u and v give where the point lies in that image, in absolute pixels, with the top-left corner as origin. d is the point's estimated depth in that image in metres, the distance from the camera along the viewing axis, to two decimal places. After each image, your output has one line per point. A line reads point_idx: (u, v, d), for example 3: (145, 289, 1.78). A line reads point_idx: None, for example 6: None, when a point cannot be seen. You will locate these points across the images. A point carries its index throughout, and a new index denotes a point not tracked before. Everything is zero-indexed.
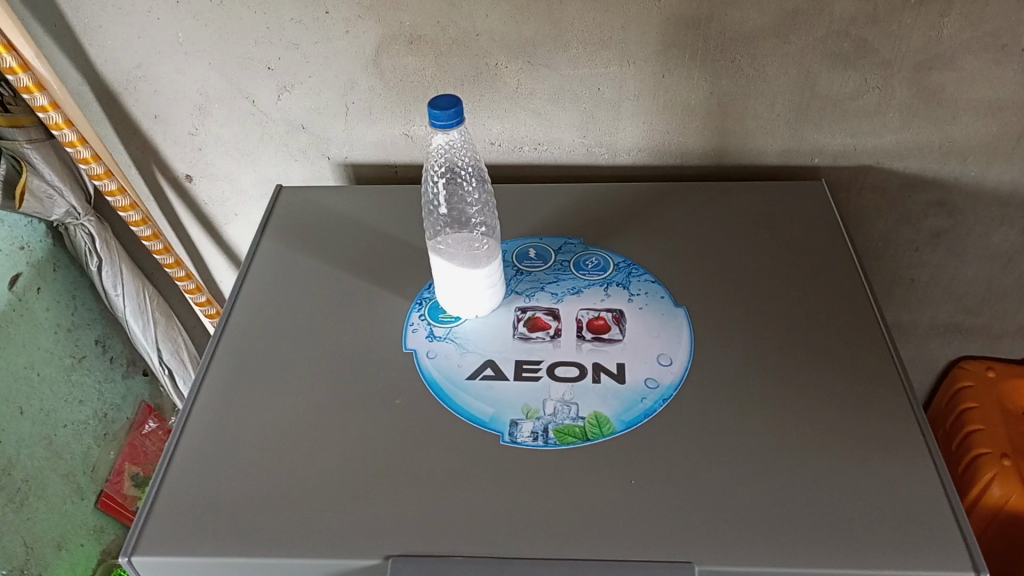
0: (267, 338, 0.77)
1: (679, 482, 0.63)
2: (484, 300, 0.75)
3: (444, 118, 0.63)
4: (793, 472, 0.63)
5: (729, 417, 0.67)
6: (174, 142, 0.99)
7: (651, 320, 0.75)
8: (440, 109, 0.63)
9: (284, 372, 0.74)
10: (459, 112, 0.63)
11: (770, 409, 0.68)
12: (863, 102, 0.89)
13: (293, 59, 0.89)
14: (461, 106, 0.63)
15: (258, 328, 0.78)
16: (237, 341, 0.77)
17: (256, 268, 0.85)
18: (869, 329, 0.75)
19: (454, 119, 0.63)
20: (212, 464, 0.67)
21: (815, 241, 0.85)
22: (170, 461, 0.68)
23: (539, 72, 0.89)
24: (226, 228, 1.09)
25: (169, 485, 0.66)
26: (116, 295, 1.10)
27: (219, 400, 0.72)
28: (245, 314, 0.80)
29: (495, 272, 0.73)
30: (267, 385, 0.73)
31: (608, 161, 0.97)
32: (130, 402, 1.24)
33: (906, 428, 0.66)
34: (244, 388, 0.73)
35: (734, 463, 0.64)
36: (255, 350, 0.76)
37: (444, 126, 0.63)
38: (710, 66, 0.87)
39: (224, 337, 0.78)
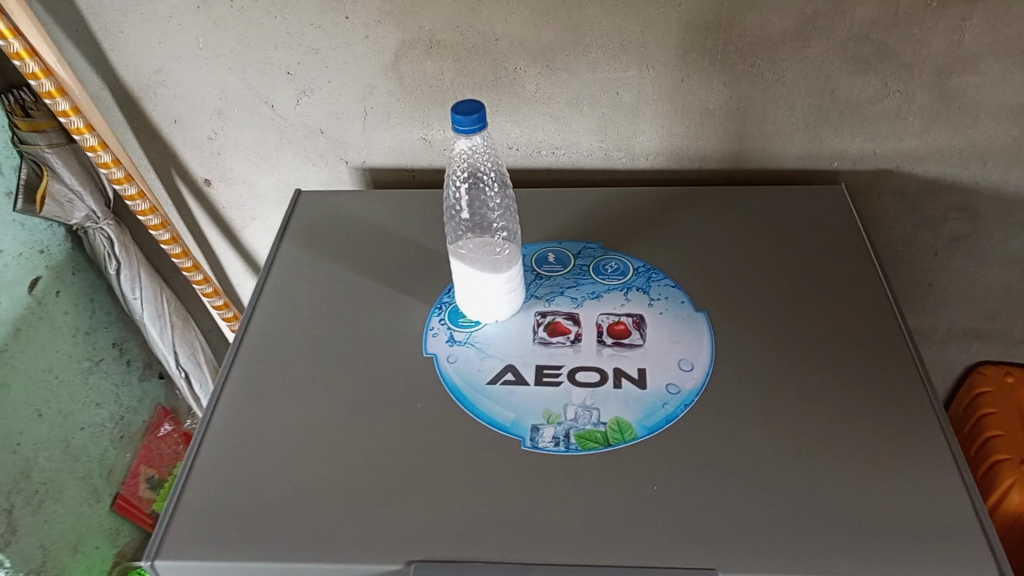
0: (287, 342, 0.78)
1: (703, 489, 0.62)
2: (504, 303, 0.75)
3: (468, 122, 0.63)
4: (817, 479, 0.63)
5: (752, 423, 0.67)
6: (193, 146, 0.99)
7: (672, 325, 0.75)
8: (465, 115, 0.63)
9: (305, 376, 0.74)
10: (483, 118, 0.64)
11: (792, 415, 0.68)
12: (884, 106, 0.88)
13: (312, 64, 0.90)
14: (483, 111, 0.64)
15: (278, 333, 0.78)
16: (257, 345, 0.78)
17: (276, 272, 0.85)
18: (892, 335, 0.74)
19: (477, 126, 0.63)
20: (234, 469, 0.67)
21: (836, 246, 0.85)
22: (192, 466, 0.68)
23: (558, 76, 0.89)
24: (244, 232, 1.09)
25: (191, 490, 0.66)
26: (134, 299, 1.10)
27: (240, 405, 0.72)
28: (265, 319, 0.80)
29: (515, 277, 0.73)
30: (288, 390, 0.73)
31: (626, 166, 0.97)
32: (146, 405, 1.25)
33: (931, 435, 0.66)
34: (265, 392, 0.73)
35: (758, 469, 0.64)
36: (275, 355, 0.76)
37: (468, 132, 0.64)
38: (729, 71, 0.87)
39: (245, 342, 0.78)
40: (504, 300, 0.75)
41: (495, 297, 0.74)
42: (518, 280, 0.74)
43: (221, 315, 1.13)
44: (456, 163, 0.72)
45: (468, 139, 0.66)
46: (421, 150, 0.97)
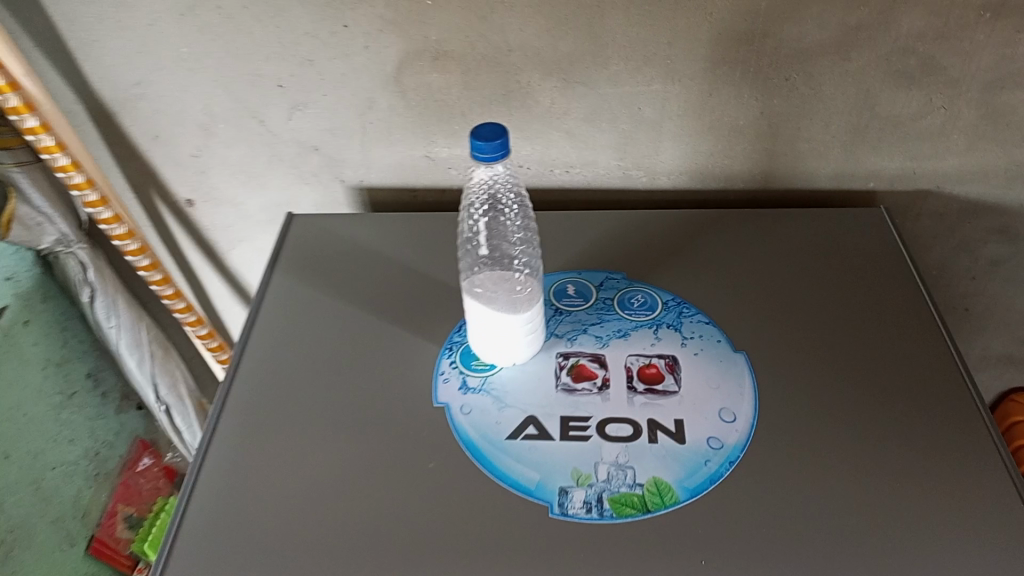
0: (283, 388, 0.70)
1: (756, 562, 0.55)
2: (523, 346, 0.67)
3: (488, 149, 0.56)
4: (882, 548, 0.56)
5: (805, 480, 0.60)
6: (174, 164, 0.91)
7: (709, 369, 0.68)
8: (485, 139, 0.56)
9: (303, 427, 0.66)
10: (506, 143, 0.57)
11: (849, 473, 0.61)
12: (926, 124, 0.82)
13: (306, 76, 0.82)
14: (507, 136, 0.57)
15: (272, 377, 0.71)
16: (250, 390, 0.70)
17: (268, 308, 0.77)
18: (949, 378, 0.68)
19: (498, 152, 0.56)
20: (224, 538, 0.59)
21: (878, 277, 0.78)
22: (177, 534, 0.60)
23: (575, 90, 0.82)
24: (230, 255, 1.01)
25: (175, 563, 0.58)
26: (110, 327, 1.01)
27: (231, 460, 0.64)
28: (257, 360, 0.72)
29: (535, 316, 0.65)
30: (284, 443, 0.65)
31: (646, 186, 0.90)
32: (123, 438, 1.17)
33: (1004, 496, 0.59)
34: (261, 437, 0.66)
35: (816, 537, 0.57)
36: (269, 401, 0.69)
37: (488, 159, 0.57)
38: (762, 84, 0.80)
39: (235, 386, 0.70)
40: (523, 344, 0.67)
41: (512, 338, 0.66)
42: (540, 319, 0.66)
43: (206, 344, 1.05)
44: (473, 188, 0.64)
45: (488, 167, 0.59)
46: (424, 169, 0.90)
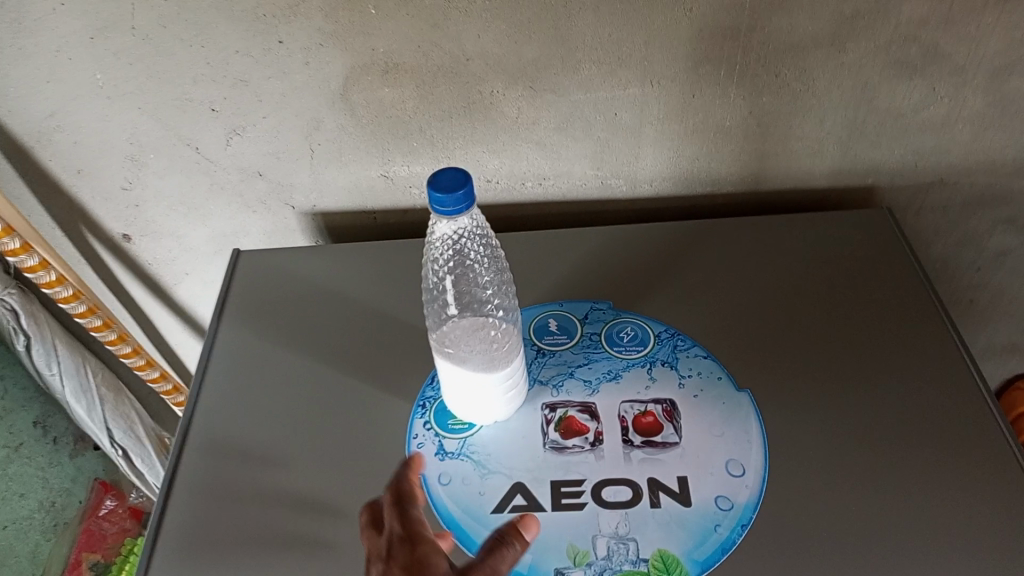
0: (238, 462, 0.63)
1: None
2: (504, 405, 0.60)
3: (449, 203, 0.49)
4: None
5: (827, 542, 0.54)
6: (104, 199, 0.82)
7: (711, 414, 0.61)
8: (445, 192, 0.49)
9: (265, 509, 0.59)
10: (470, 193, 0.50)
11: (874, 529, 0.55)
12: (929, 114, 0.75)
13: (241, 97, 0.73)
14: (471, 185, 0.50)
15: (225, 449, 0.63)
16: (200, 468, 0.62)
17: (216, 366, 0.70)
18: (972, 404, 0.62)
19: (461, 206, 0.50)
20: None
21: (885, 286, 0.72)
22: None
23: (543, 99, 0.73)
24: (177, 289, 0.92)
25: None
26: (53, 375, 0.93)
27: (185, 557, 0.57)
28: (207, 430, 0.65)
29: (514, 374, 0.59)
30: (244, 531, 0.58)
31: (626, 195, 0.82)
32: (82, 483, 1.09)
33: None
34: (219, 512, 0.60)
35: None
36: (223, 480, 0.61)
37: (452, 214, 0.50)
38: (750, 82, 0.72)
39: (183, 463, 0.63)
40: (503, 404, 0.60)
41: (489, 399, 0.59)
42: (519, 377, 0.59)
43: (147, 377, 0.96)
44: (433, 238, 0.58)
45: (450, 218, 0.53)
46: (382, 190, 0.81)
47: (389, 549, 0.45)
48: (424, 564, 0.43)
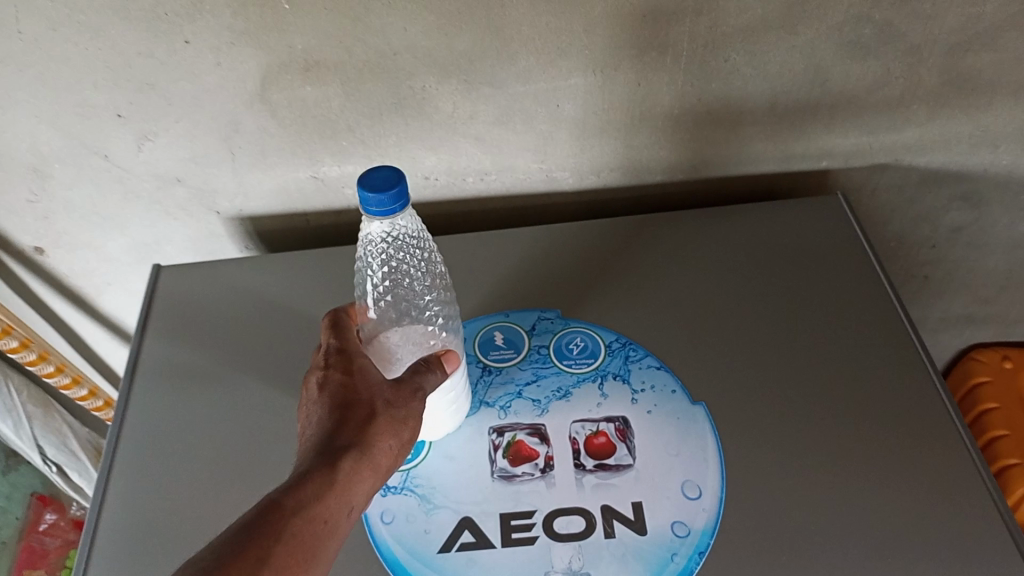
0: (167, 472, 0.65)
1: None
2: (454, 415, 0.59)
3: (380, 203, 0.46)
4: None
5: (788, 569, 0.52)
6: (9, 212, 0.76)
7: (666, 432, 0.59)
8: (371, 190, 0.46)
9: (195, 512, 0.62)
10: (402, 194, 0.47)
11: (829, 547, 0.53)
12: (884, 94, 0.71)
13: (149, 102, 0.67)
14: (403, 184, 0.47)
15: (153, 460, 0.66)
16: (127, 481, 0.65)
17: (139, 381, 0.72)
18: (930, 407, 0.60)
19: (388, 206, 0.46)
20: None
21: (843, 278, 0.69)
22: None
23: (479, 92, 0.68)
24: (101, 299, 0.87)
25: None
26: None
27: (117, 567, 0.60)
28: (133, 444, 0.68)
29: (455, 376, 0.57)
30: (178, 532, 0.62)
31: (573, 187, 0.78)
32: (18, 499, 1.04)
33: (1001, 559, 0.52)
34: (150, 518, 0.63)
35: None
36: (152, 493, 0.64)
37: (382, 215, 0.47)
38: (698, 68, 0.68)
39: (111, 476, 0.66)
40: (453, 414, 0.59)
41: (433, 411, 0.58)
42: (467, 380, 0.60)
43: (72, 395, 0.94)
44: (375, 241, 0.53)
45: (388, 220, 0.50)
46: (313, 192, 0.76)
47: (326, 360, 0.53)
48: (364, 372, 0.52)
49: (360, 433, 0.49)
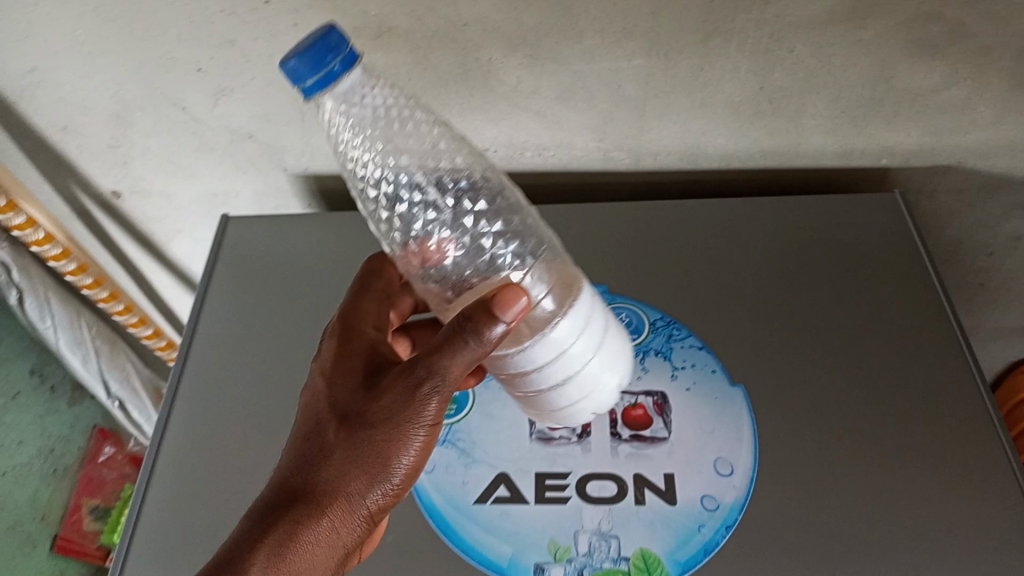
0: (227, 402, 0.71)
1: None
2: (614, 364, 0.50)
3: (304, 73, 0.44)
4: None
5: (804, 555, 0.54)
6: (91, 156, 0.80)
7: (702, 409, 0.60)
8: (296, 59, 0.43)
9: (250, 442, 0.68)
10: (327, 48, 0.43)
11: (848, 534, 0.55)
12: (950, 95, 0.71)
13: (229, 58, 0.70)
14: (321, 42, 0.43)
15: (215, 389, 0.72)
16: (191, 405, 0.71)
17: (207, 313, 0.77)
18: (968, 408, 0.61)
19: (317, 70, 0.43)
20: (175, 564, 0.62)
21: (892, 277, 0.69)
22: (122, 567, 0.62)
23: (544, 68, 0.70)
24: (170, 246, 0.92)
25: None
26: (46, 328, 0.93)
27: (176, 482, 0.66)
28: (198, 370, 0.73)
29: (580, 330, 0.47)
30: (232, 459, 0.67)
31: (629, 167, 0.80)
32: (79, 431, 1.12)
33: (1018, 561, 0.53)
34: (208, 445, 0.68)
35: None
36: (212, 420, 0.70)
37: (319, 85, 0.44)
38: (761, 57, 0.68)
39: (177, 399, 0.71)
40: (615, 357, 0.50)
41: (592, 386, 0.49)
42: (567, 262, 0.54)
43: (139, 333, 1.00)
44: (348, 140, 0.51)
45: (334, 92, 0.47)
46: None
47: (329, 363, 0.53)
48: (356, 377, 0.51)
49: (332, 462, 0.48)
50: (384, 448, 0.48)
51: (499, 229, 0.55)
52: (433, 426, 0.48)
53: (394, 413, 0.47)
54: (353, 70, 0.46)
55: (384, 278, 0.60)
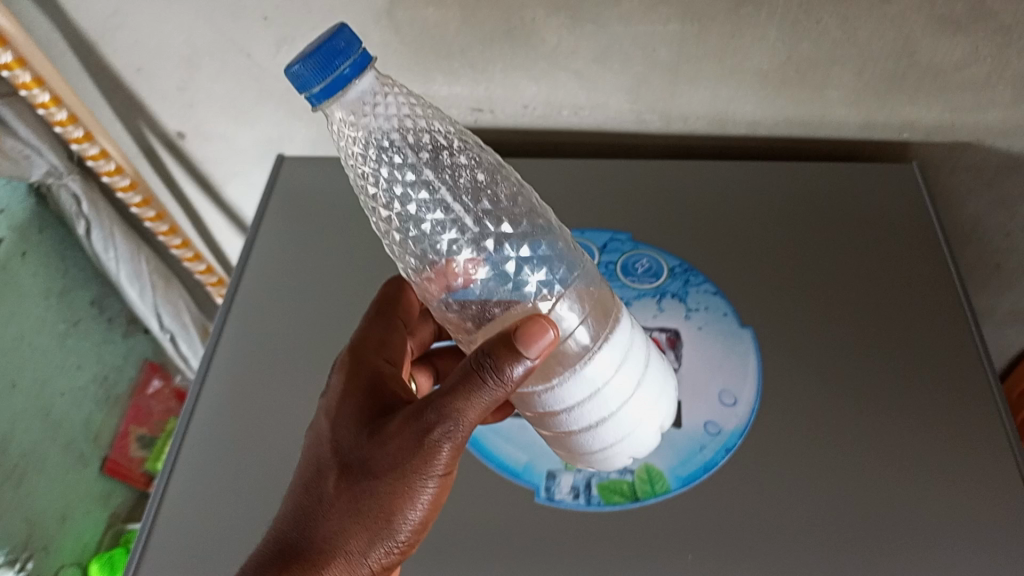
0: (275, 325, 0.79)
1: (725, 552, 0.56)
2: (653, 394, 0.49)
3: (310, 80, 0.42)
4: (860, 567, 0.55)
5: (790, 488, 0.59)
6: (160, 97, 0.87)
7: (712, 347, 0.66)
8: (301, 64, 0.42)
9: (294, 360, 0.76)
10: (334, 52, 0.42)
11: (835, 466, 0.60)
12: (970, 73, 0.73)
13: (291, 9, 0.75)
14: (329, 45, 0.42)
15: (265, 312, 0.80)
16: (241, 326, 0.79)
17: (259, 245, 0.85)
18: (960, 362, 0.65)
19: (323, 74, 0.42)
20: (225, 461, 0.70)
21: (901, 244, 0.73)
22: (176, 462, 0.70)
23: (583, 29, 0.74)
24: (226, 188, 0.98)
25: (173, 488, 0.68)
26: (109, 258, 1.01)
27: (227, 392, 0.74)
28: (249, 296, 0.81)
29: (614, 365, 0.45)
30: (276, 374, 0.75)
31: (660, 130, 0.85)
32: (132, 361, 1.20)
33: (987, 500, 0.58)
34: (260, 359, 0.77)
35: (789, 532, 0.57)
36: (260, 340, 0.78)
37: (327, 91, 0.43)
38: (789, 28, 0.72)
39: (228, 321, 0.80)
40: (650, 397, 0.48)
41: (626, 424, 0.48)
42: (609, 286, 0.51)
43: (194, 267, 1.05)
44: (358, 153, 0.49)
45: (343, 100, 0.45)
46: None
47: (337, 404, 0.52)
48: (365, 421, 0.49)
49: (333, 515, 0.47)
50: (389, 499, 0.47)
51: (526, 252, 0.51)
52: (443, 474, 0.47)
53: (402, 461, 0.46)
54: (363, 73, 0.44)
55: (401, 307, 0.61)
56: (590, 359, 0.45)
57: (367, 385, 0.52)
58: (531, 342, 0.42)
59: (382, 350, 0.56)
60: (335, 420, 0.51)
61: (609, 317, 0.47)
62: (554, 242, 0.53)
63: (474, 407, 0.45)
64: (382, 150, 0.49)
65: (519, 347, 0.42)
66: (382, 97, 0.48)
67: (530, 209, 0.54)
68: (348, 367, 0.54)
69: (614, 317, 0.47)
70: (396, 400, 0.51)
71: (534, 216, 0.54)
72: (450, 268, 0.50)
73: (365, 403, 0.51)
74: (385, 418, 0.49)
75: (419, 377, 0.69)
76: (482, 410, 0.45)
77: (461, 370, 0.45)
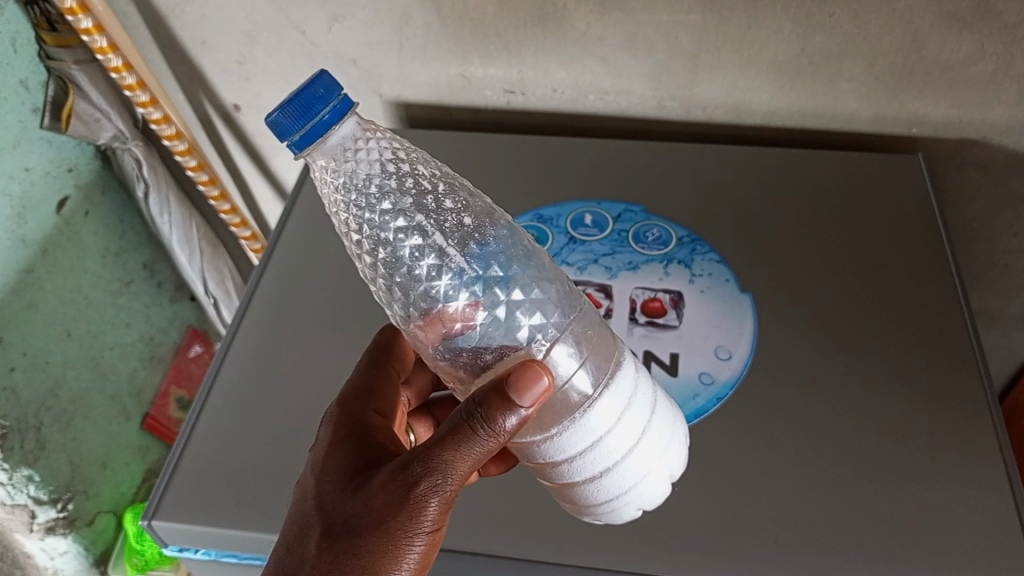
0: (306, 272, 0.82)
1: (703, 492, 0.61)
2: (663, 442, 0.47)
3: (292, 129, 0.44)
4: (828, 505, 0.59)
5: (769, 438, 0.63)
6: (222, 70, 0.95)
7: (713, 307, 0.72)
8: (281, 112, 0.44)
9: (326, 304, 0.79)
10: (312, 99, 0.44)
11: (814, 423, 0.64)
12: (977, 69, 0.76)
13: None
14: (308, 90, 0.44)
15: (300, 258, 0.84)
16: (280, 271, 0.83)
17: (302, 201, 0.90)
18: (945, 340, 0.68)
19: (302, 121, 0.44)
20: (256, 390, 0.73)
21: (901, 227, 0.77)
22: (209, 393, 0.73)
23: (611, 16, 0.79)
24: (274, 160, 1.06)
25: (207, 415, 0.72)
26: (163, 223, 1.08)
27: (261, 331, 0.78)
28: (287, 248, 0.85)
29: (618, 412, 0.44)
30: (304, 319, 0.78)
31: (680, 117, 0.90)
32: (177, 325, 1.27)
33: (957, 462, 0.61)
34: (295, 300, 0.80)
35: (763, 477, 0.61)
36: (295, 283, 0.82)
37: (306, 137, 0.44)
38: (804, 20, 0.76)
39: (269, 266, 0.84)
40: (658, 448, 0.46)
41: (632, 477, 0.46)
42: (608, 330, 0.50)
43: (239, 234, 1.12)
44: (340, 199, 0.49)
45: (323, 146, 0.47)
46: (459, 87, 0.91)
47: (321, 457, 0.51)
48: (352, 476, 0.48)
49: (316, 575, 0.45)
50: (373, 560, 0.44)
51: (518, 297, 0.50)
52: (431, 531, 0.46)
53: (387, 517, 0.45)
54: (345, 119, 0.46)
55: (394, 352, 0.60)
56: (592, 407, 0.43)
57: (353, 437, 0.50)
58: (525, 390, 0.42)
59: (373, 399, 0.55)
60: (320, 476, 0.49)
61: (611, 361, 0.46)
62: (550, 286, 0.52)
63: (464, 459, 0.45)
64: (365, 195, 0.49)
65: (513, 396, 0.42)
66: (364, 141, 0.49)
67: (524, 249, 0.52)
68: (335, 419, 0.53)
69: (616, 360, 0.46)
70: (383, 453, 0.49)
71: (528, 259, 0.52)
72: (446, 315, 0.49)
73: (349, 457, 0.49)
74: (371, 472, 0.47)
75: (418, 428, 0.69)
76: (472, 462, 0.45)
77: (451, 422, 0.45)
